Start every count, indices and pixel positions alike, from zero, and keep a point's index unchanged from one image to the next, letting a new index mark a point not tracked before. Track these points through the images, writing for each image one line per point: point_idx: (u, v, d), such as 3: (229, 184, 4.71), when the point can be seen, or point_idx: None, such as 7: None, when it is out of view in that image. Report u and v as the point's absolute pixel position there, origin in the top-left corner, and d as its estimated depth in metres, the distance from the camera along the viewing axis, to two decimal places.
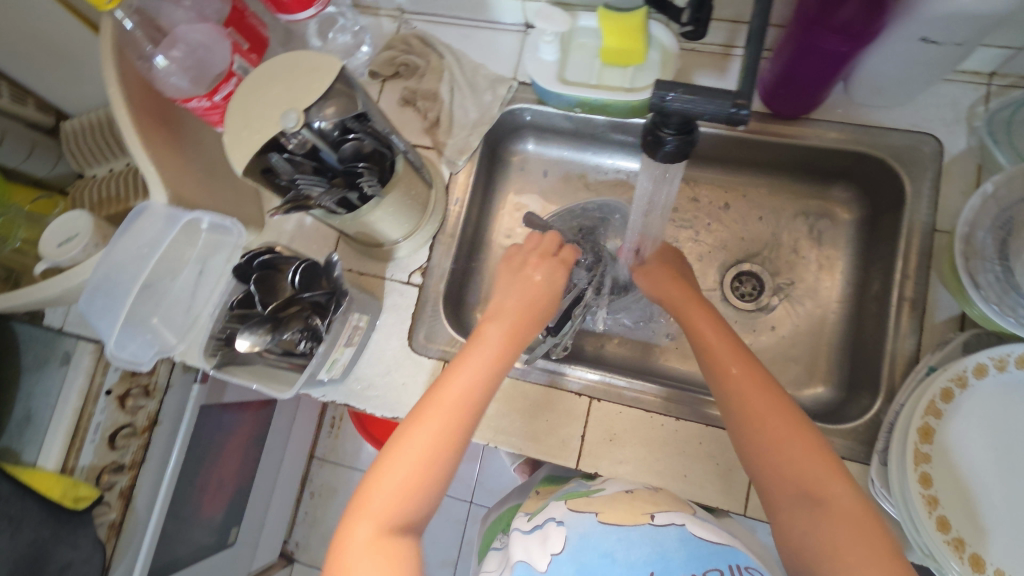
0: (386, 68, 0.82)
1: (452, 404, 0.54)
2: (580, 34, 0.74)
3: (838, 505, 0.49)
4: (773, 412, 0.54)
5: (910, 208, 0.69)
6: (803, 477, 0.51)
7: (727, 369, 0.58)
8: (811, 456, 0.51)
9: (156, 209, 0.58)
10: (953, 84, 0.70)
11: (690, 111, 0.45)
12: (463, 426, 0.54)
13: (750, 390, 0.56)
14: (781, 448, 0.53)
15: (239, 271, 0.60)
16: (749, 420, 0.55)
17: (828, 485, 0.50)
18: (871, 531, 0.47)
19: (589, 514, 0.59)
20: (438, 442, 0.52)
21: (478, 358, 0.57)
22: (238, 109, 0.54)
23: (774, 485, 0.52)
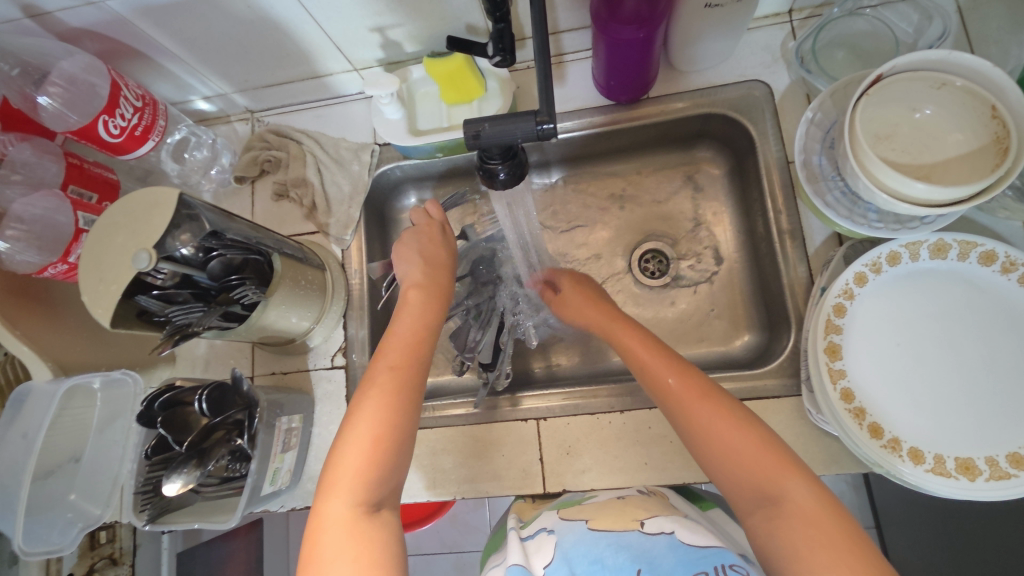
0: (251, 169, 0.82)
1: (359, 456, 0.48)
2: (419, 85, 0.77)
3: (791, 502, 0.45)
4: (714, 417, 0.51)
5: (761, 150, 0.74)
6: (755, 479, 0.47)
7: (662, 380, 0.55)
8: (757, 455, 0.48)
9: (42, 387, 0.58)
10: (761, 30, 0.76)
11: (503, 139, 0.47)
12: (382, 470, 0.48)
13: (687, 398, 0.53)
14: (729, 453, 0.49)
15: (144, 418, 0.59)
16: (693, 432, 0.51)
17: (781, 481, 0.46)
18: (829, 528, 0.43)
19: (581, 523, 0.60)
20: (361, 491, 0.47)
21: (375, 397, 0.51)
22: (89, 267, 0.53)
23: (733, 492, 0.48)
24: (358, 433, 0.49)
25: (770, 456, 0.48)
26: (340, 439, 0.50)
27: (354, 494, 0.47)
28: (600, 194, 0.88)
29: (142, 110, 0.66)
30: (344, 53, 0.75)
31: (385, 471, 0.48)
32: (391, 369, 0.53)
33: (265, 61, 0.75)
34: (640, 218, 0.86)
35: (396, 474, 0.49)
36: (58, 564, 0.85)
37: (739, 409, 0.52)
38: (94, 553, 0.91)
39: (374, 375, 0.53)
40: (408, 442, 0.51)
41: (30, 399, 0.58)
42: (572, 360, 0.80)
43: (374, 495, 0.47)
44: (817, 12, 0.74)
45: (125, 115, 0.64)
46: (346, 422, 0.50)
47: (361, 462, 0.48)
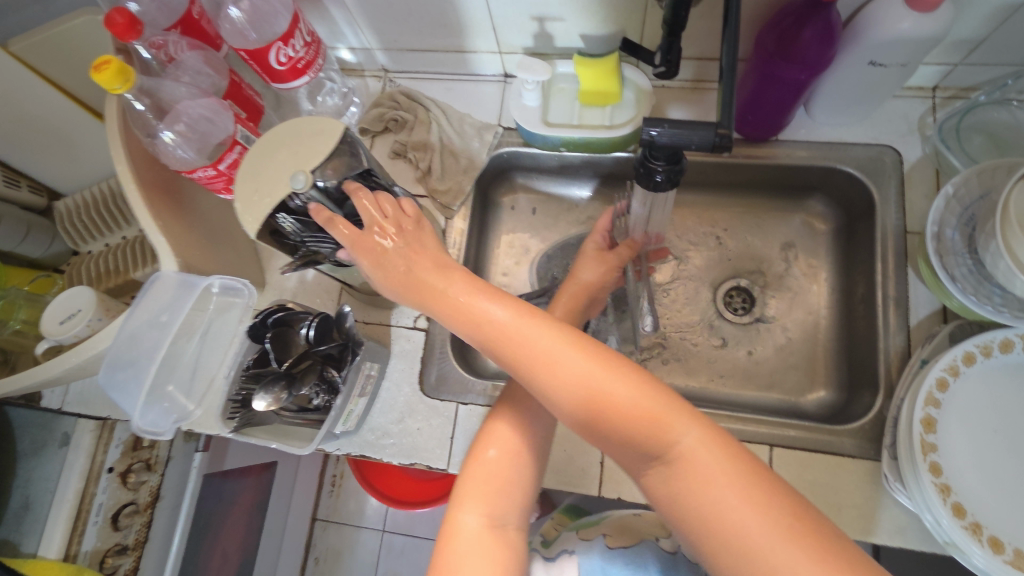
0: (376, 124, 0.86)
1: (494, 467, 0.52)
2: (560, 80, 0.79)
3: (682, 453, 0.44)
4: (613, 380, 0.47)
5: (880, 214, 0.74)
6: (646, 443, 0.45)
7: (534, 345, 0.50)
8: (715, 456, 0.43)
9: (169, 277, 0.60)
10: (902, 100, 0.77)
11: (676, 143, 0.49)
12: (514, 485, 0.52)
13: (612, 391, 0.46)
14: (631, 430, 0.45)
15: (253, 332, 0.61)
16: (567, 399, 0.48)
17: (662, 435, 0.45)
18: (723, 476, 0.42)
19: (599, 540, 0.65)
20: (491, 505, 0.50)
21: (512, 411, 0.56)
22: (248, 176, 0.56)
23: (625, 457, 0.47)
24: (494, 450, 0.53)
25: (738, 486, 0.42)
26: (478, 450, 0.54)
27: (487, 506, 0.50)
28: (700, 222, 0.89)
29: (309, 46, 0.69)
30: (497, 35, 0.78)
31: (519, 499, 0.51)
32: (523, 387, 0.58)
33: (421, 26, 0.78)
34: (734, 255, 0.87)
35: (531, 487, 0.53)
36: (103, 456, 0.87)
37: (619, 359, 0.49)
38: (135, 454, 0.92)
39: (508, 400, 0.58)
40: (538, 460, 0.54)
41: (156, 287, 0.59)
42: None
43: (506, 514, 0.50)
44: (961, 95, 0.76)
45: (296, 46, 0.66)
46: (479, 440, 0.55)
47: (496, 479, 0.51)
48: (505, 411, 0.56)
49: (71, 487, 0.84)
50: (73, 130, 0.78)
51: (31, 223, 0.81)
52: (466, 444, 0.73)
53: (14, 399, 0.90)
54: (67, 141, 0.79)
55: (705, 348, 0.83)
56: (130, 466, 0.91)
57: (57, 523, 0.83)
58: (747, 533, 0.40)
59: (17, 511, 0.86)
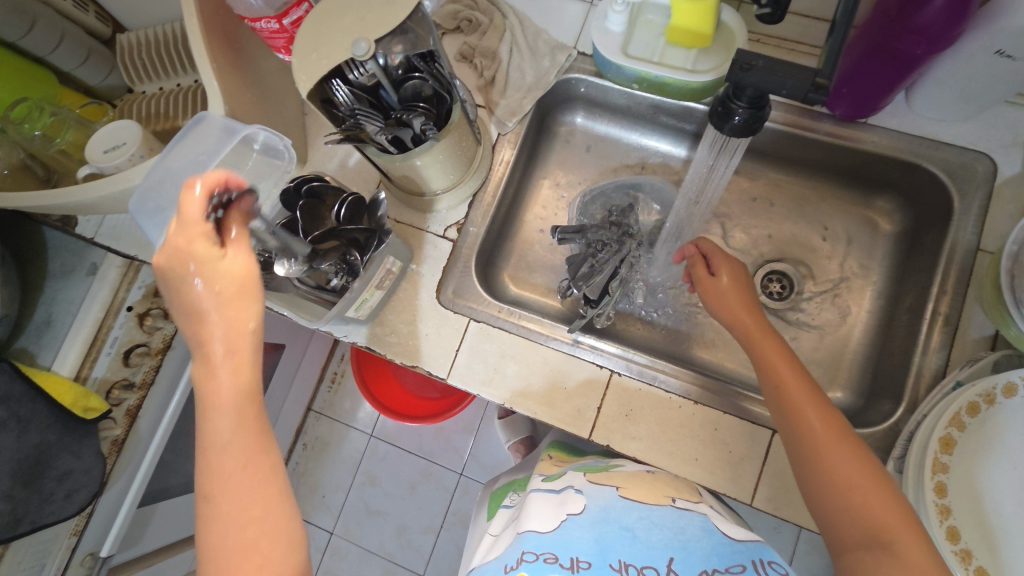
0: (448, 21, 0.82)
1: (236, 463, 0.46)
2: (649, 10, 0.74)
3: (904, 552, 0.44)
4: (847, 459, 0.49)
5: (956, 225, 0.69)
6: (871, 527, 0.46)
7: (802, 408, 0.53)
8: (853, 473, 0.48)
9: (215, 121, 0.57)
10: (1016, 108, 0.70)
11: (764, 85, 0.45)
12: (242, 484, 0.46)
13: (796, 392, 0.54)
14: (863, 519, 0.47)
15: (286, 197, 0.63)
16: (818, 468, 0.50)
17: (898, 530, 0.45)
18: None
19: (611, 488, 0.59)
20: (247, 426, 0.48)
21: (237, 315, 0.47)
22: (310, 33, 0.54)
23: (840, 528, 0.48)
24: (231, 444, 0.46)
25: (894, 510, 0.46)
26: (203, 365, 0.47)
27: (249, 431, 0.48)
28: (757, 197, 0.84)
29: None
30: None
31: (273, 504, 0.47)
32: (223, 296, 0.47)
33: None
34: (784, 238, 0.83)
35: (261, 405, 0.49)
36: (124, 294, 0.91)
37: (863, 448, 0.50)
38: (154, 300, 0.95)
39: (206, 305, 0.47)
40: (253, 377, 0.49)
41: (201, 128, 0.57)
42: (656, 337, 0.80)
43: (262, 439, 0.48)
44: None
45: None
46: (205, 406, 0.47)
47: (252, 408, 0.48)
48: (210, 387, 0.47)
49: (92, 314, 0.88)
50: None
51: (92, 50, 0.81)
52: (470, 359, 0.73)
53: (50, 221, 0.92)
54: None
55: None
56: (149, 311, 0.94)
57: (74, 345, 0.87)
58: None
59: (37, 326, 0.88)
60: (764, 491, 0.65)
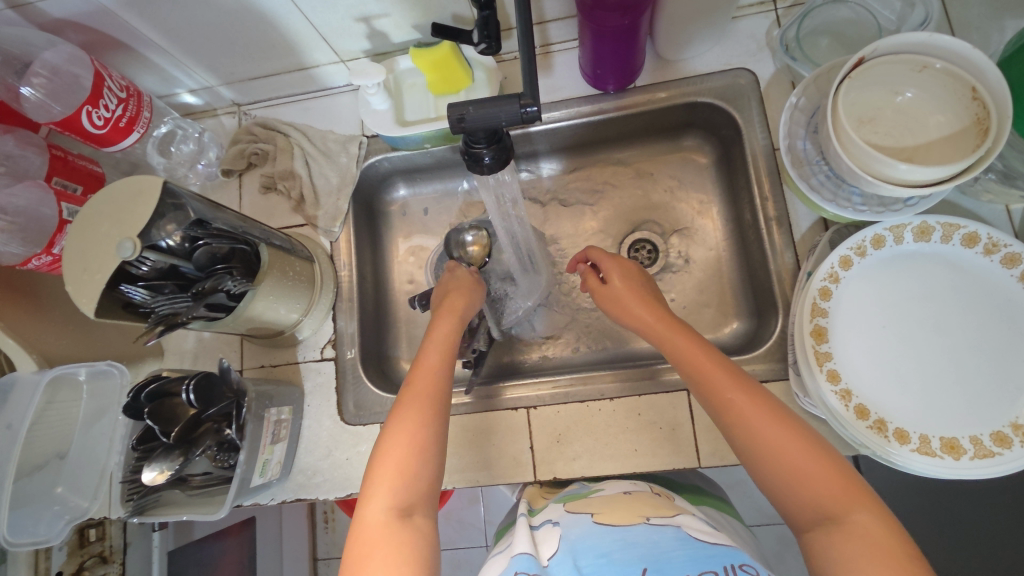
0: (238, 162, 0.82)
1: (394, 451, 0.52)
2: (406, 76, 0.77)
3: (856, 525, 0.43)
4: (781, 437, 0.48)
5: (748, 137, 0.74)
6: (820, 504, 0.45)
7: (726, 394, 0.51)
8: (792, 451, 0.47)
9: (24, 379, 0.56)
10: (746, 19, 0.76)
11: (487, 123, 0.48)
12: (421, 459, 0.52)
13: (717, 379, 0.52)
14: (812, 496, 0.45)
15: (129, 410, 0.58)
16: (757, 452, 0.49)
17: (844, 502, 0.44)
18: (896, 556, 0.41)
19: (587, 515, 0.58)
20: (393, 499, 0.50)
21: (421, 381, 0.56)
22: (71, 256, 0.53)
23: (792, 510, 0.47)
24: (396, 438, 0.52)
25: (837, 480, 0.45)
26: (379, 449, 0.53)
27: (393, 499, 0.50)
28: (590, 184, 0.88)
29: (126, 101, 0.65)
30: (331, 44, 0.75)
31: (414, 477, 0.51)
32: (426, 374, 0.57)
33: (251, 53, 0.75)
34: (628, 208, 0.87)
35: (430, 473, 0.52)
36: (47, 562, 0.84)
37: (799, 422, 0.49)
38: (84, 551, 0.90)
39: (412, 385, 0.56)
40: (441, 449, 0.54)
41: (15, 391, 0.56)
42: (560, 350, 0.82)
43: (410, 504, 0.50)
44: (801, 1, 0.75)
45: (108, 106, 0.63)
46: (393, 416, 0.54)
47: (394, 481, 0.50)
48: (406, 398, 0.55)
49: None
50: None
51: None
52: None
53: None
54: None
55: None
56: (81, 565, 0.89)
57: None
58: None
59: None
60: (706, 448, 0.67)
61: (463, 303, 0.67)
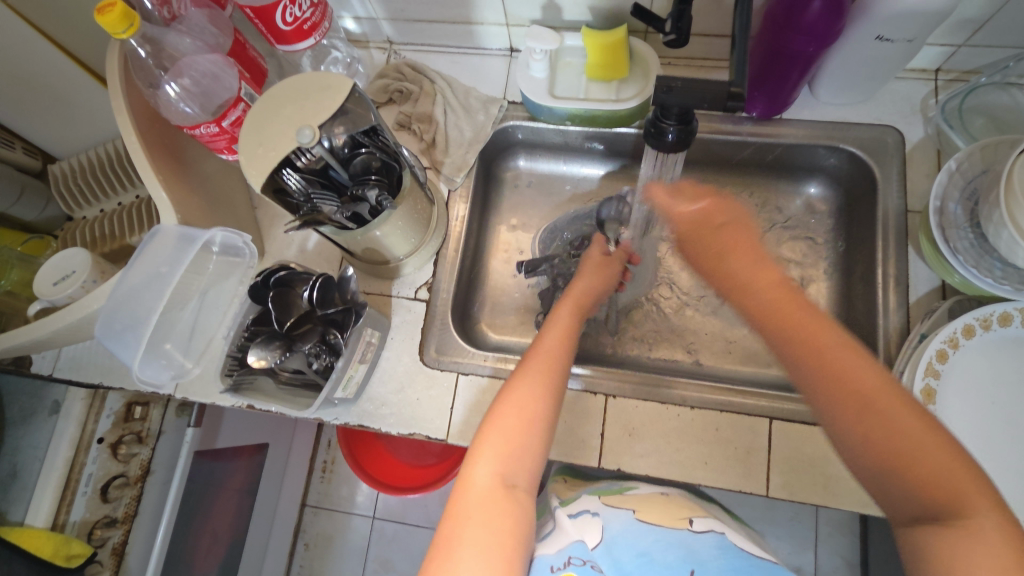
0: (380, 95, 0.85)
1: (509, 435, 0.51)
2: (567, 53, 0.79)
3: (976, 526, 0.40)
4: (903, 415, 0.44)
5: (882, 193, 0.75)
6: (936, 497, 0.42)
7: (822, 350, 0.47)
8: (908, 434, 0.44)
9: (170, 231, 0.58)
10: (905, 82, 0.77)
11: (687, 102, 0.49)
12: (538, 415, 0.52)
13: (811, 335, 0.48)
14: (931, 488, 0.42)
15: (254, 291, 0.61)
16: (873, 430, 0.44)
17: (959, 493, 0.41)
18: (1004, 554, 0.39)
19: (627, 512, 0.59)
20: (504, 465, 0.50)
21: (541, 357, 0.56)
22: (252, 128, 0.55)
23: (900, 495, 0.44)
24: (511, 413, 0.52)
25: (955, 473, 0.42)
26: (493, 415, 0.53)
27: (501, 466, 0.49)
28: None
29: (316, 7, 0.68)
30: (505, 6, 0.77)
31: (531, 445, 0.51)
32: (541, 360, 0.56)
33: None
34: None
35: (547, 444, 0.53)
36: (93, 426, 0.86)
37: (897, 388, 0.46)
38: (126, 426, 0.90)
39: (530, 364, 0.56)
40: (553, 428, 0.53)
41: (157, 239, 0.58)
42: (640, 352, 0.82)
43: (516, 475, 0.50)
44: (963, 78, 0.76)
45: (301, 6, 0.66)
46: (516, 372, 0.55)
47: (507, 444, 0.51)
48: (525, 376, 0.54)
49: (61, 455, 0.83)
50: (72, 89, 0.77)
51: (25, 185, 0.80)
52: (465, 415, 0.73)
53: (2, 366, 0.87)
54: (66, 102, 0.78)
55: (708, 327, 0.83)
56: (121, 438, 0.90)
57: (45, 491, 0.82)
58: None
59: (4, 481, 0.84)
60: (777, 478, 0.67)
61: (592, 284, 0.67)
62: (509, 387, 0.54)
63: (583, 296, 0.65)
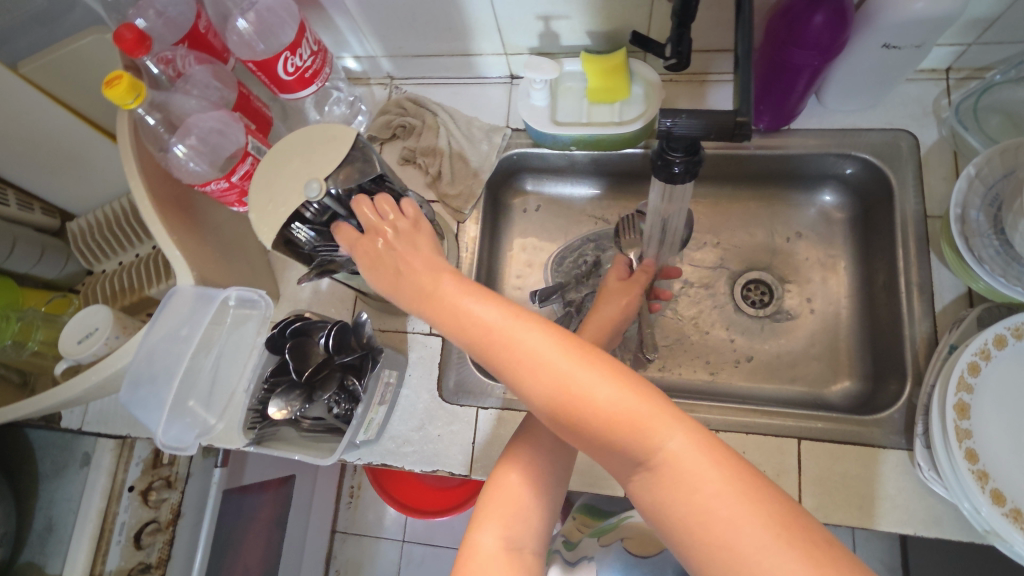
0: (383, 131, 0.85)
1: (514, 493, 0.50)
2: (567, 78, 0.79)
3: (670, 466, 0.38)
4: (612, 398, 0.40)
5: (899, 199, 0.73)
6: (648, 460, 0.38)
7: (568, 387, 0.41)
8: (615, 413, 0.39)
9: (186, 292, 0.60)
10: (915, 83, 0.76)
11: (693, 134, 0.49)
12: (539, 471, 0.52)
13: (551, 355, 0.42)
14: (629, 450, 0.39)
15: (272, 343, 0.62)
16: (585, 437, 0.40)
17: (660, 441, 0.38)
18: (750, 493, 0.36)
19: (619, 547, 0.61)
20: (509, 528, 0.47)
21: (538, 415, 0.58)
22: (261, 187, 0.56)
23: (644, 479, 0.39)
24: (510, 472, 0.51)
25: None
26: (498, 476, 0.52)
27: (504, 527, 0.47)
28: (715, 215, 0.88)
29: (316, 55, 0.69)
30: (503, 36, 0.77)
31: (532, 500, 0.50)
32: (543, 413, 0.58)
33: (427, 31, 0.78)
34: (749, 247, 0.86)
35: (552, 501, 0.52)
36: (123, 475, 0.87)
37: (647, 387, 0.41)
38: (155, 472, 0.92)
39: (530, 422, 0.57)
40: (554, 486, 0.53)
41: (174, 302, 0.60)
42: (661, 373, 0.81)
43: (523, 537, 0.47)
44: (976, 75, 0.74)
45: (303, 56, 0.66)
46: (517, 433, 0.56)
47: (511, 502, 0.49)
48: (537, 433, 0.55)
49: (93, 505, 0.84)
50: (85, 149, 0.78)
51: (46, 245, 0.82)
52: (487, 450, 0.72)
53: (33, 422, 0.89)
54: (81, 162, 0.79)
55: (727, 343, 0.82)
56: (151, 484, 0.91)
57: (80, 543, 0.82)
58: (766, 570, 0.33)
59: (40, 533, 0.86)
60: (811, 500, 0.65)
61: (609, 311, 0.68)
62: (514, 445, 0.55)
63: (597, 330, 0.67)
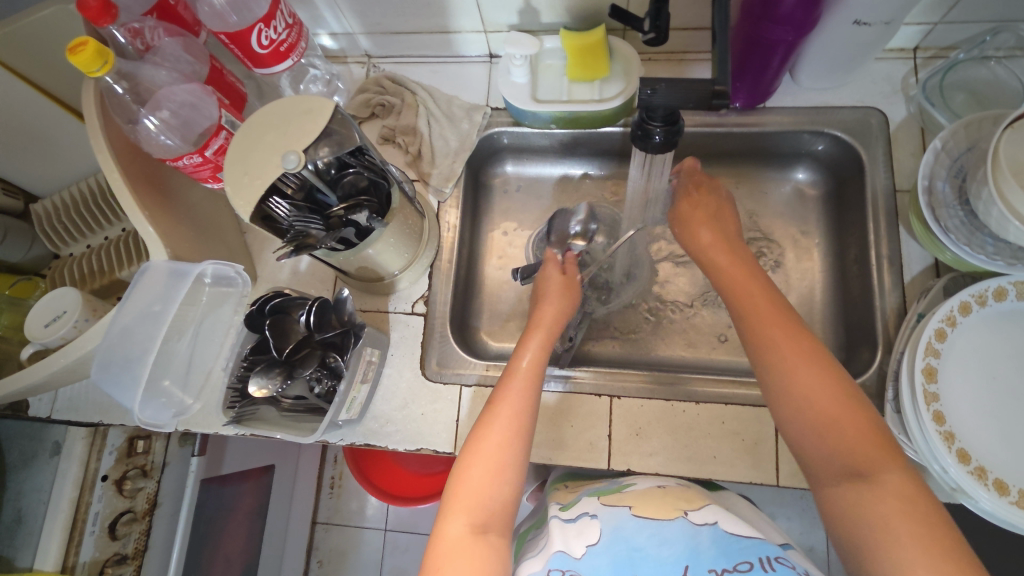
0: (362, 110, 0.84)
1: (479, 487, 0.51)
2: (547, 56, 0.79)
3: (887, 480, 0.46)
4: (818, 387, 0.52)
5: (870, 174, 0.75)
6: (856, 457, 0.48)
7: (769, 335, 0.56)
8: (823, 397, 0.51)
9: (160, 267, 0.59)
10: (885, 62, 0.78)
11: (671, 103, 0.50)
12: (510, 461, 0.53)
13: (766, 319, 0.58)
14: (847, 442, 0.49)
15: (251, 320, 0.60)
16: (791, 397, 0.53)
17: (876, 460, 0.47)
18: (921, 513, 0.44)
19: (623, 508, 0.59)
20: (473, 514, 0.50)
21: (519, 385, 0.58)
22: (236, 159, 0.55)
23: (818, 459, 0.50)
24: (477, 465, 0.53)
25: (870, 434, 0.49)
26: (461, 465, 0.53)
27: (470, 515, 0.50)
28: None
29: (291, 28, 0.67)
30: (482, 13, 0.77)
31: (500, 485, 0.52)
32: (518, 386, 0.58)
33: (405, 7, 0.77)
34: None
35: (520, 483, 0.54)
36: (96, 463, 0.85)
37: (828, 360, 0.54)
38: (129, 460, 0.90)
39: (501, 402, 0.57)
40: (522, 472, 0.54)
41: (147, 277, 0.59)
42: (642, 350, 0.82)
43: (487, 520, 0.50)
44: (942, 54, 0.76)
45: (277, 28, 0.65)
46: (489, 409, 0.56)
47: (475, 494, 0.51)
48: (492, 428, 0.55)
49: (65, 496, 0.82)
50: (50, 126, 0.75)
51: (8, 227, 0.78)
52: (471, 426, 0.73)
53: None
54: (47, 142, 0.77)
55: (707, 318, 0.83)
56: (125, 473, 0.89)
57: (52, 533, 0.81)
58: (897, 545, 0.43)
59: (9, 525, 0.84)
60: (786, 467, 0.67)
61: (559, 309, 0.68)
62: (477, 436, 0.54)
63: (552, 324, 0.66)
